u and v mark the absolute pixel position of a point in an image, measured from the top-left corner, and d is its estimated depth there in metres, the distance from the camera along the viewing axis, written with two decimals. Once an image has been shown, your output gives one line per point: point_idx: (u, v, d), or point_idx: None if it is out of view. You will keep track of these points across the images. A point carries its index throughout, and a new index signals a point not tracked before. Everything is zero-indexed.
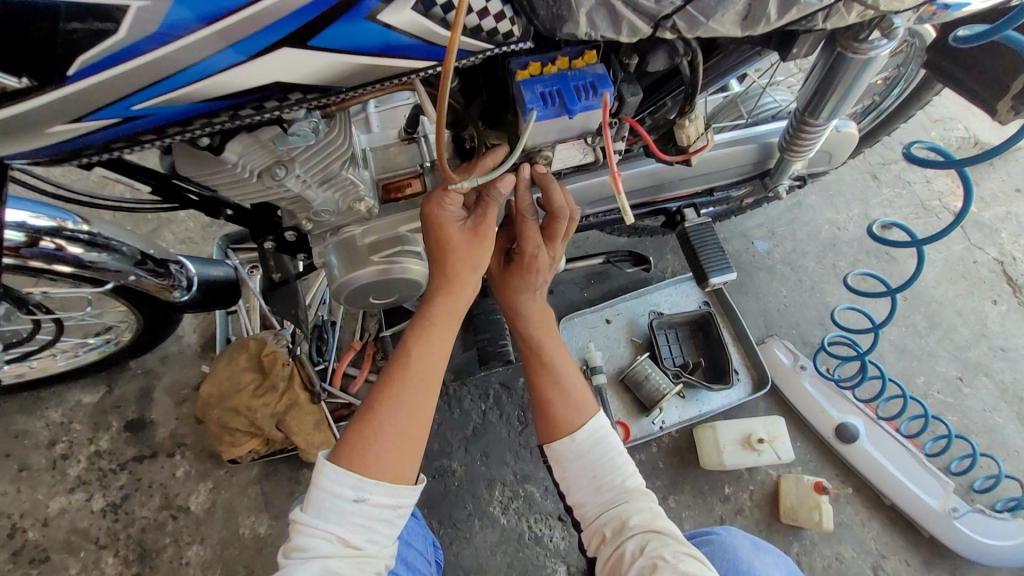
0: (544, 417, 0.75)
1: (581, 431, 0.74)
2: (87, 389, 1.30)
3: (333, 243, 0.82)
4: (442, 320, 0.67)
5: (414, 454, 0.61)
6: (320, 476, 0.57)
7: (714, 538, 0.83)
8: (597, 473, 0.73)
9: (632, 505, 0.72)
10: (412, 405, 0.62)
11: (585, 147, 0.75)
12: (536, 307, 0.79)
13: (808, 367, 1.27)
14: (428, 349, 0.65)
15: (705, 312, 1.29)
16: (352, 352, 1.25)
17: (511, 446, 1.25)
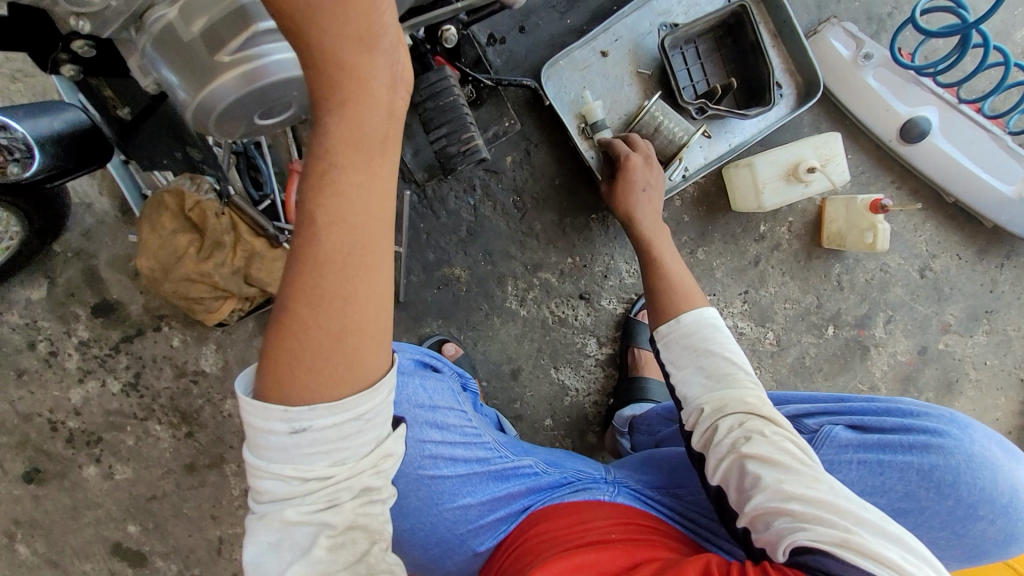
0: (657, 309, 0.75)
1: (689, 319, 0.70)
2: (29, 284, 1.14)
3: (150, 45, 0.50)
4: (346, 155, 0.43)
5: (363, 352, 0.45)
6: (249, 418, 0.43)
7: (954, 446, 0.64)
8: (705, 360, 0.66)
9: (739, 389, 0.62)
10: (343, 292, 0.44)
11: None
12: (649, 218, 0.87)
13: (873, 56, 0.95)
14: (341, 203, 0.43)
15: (737, 6, 0.92)
16: (295, 177, 1.00)
17: (515, 237, 1.09)
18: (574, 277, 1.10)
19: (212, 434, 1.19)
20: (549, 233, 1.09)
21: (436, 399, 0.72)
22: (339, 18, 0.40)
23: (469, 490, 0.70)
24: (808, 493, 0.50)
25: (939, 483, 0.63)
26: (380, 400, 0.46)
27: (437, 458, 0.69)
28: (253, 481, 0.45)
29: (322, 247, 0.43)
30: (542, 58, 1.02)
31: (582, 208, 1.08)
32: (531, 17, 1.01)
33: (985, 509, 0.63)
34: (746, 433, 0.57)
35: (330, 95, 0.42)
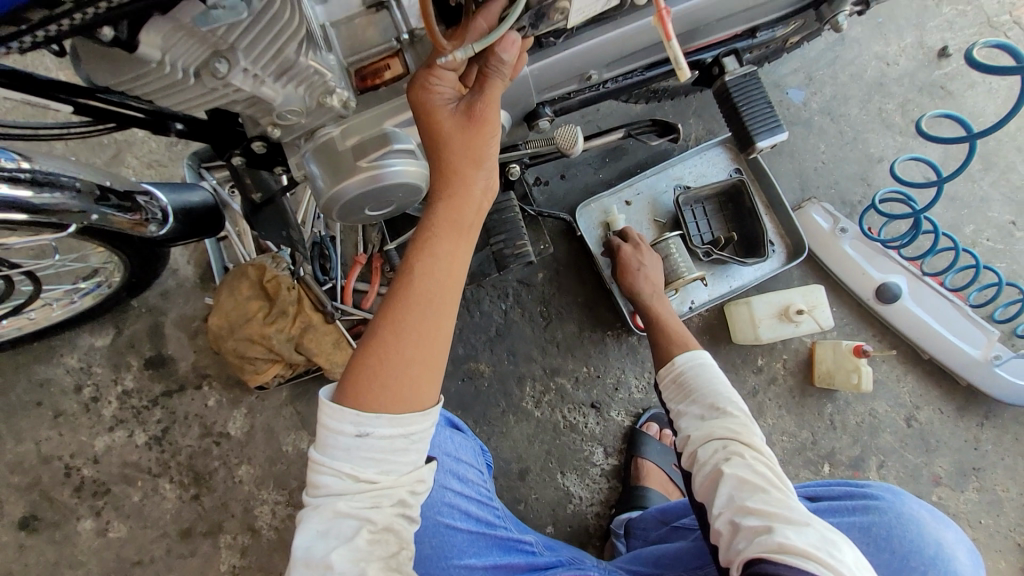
0: (658, 352, 0.89)
1: (682, 360, 0.83)
2: (96, 332, 1.25)
3: (311, 150, 0.69)
4: (444, 230, 0.57)
5: (428, 384, 0.55)
6: (325, 418, 0.53)
7: (880, 504, 0.72)
8: (705, 399, 0.76)
9: (727, 421, 0.72)
10: (421, 332, 0.55)
11: None
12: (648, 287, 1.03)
13: (848, 229, 1.16)
14: (433, 262, 0.56)
15: (736, 180, 1.16)
16: (358, 267, 1.17)
17: (538, 342, 1.22)
18: (587, 386, 1.21)
19: (218, 499, 1.20)
20: (569, 342, 1.22)
21: (461, 453, 0.77)
22: (466, 138, 0.56)
23: (475, 550, 0.72)
24: (766, 508, 0.60)
25: (875, 537, 0.70)
26: (428, 425, 0.56)
27: (454, 510, 0.72)
28: (313, 475, 0.54)
29: (412, 293, 0.55)
30: (576, 200, 1.25)
31: (599, 325, 1.22)
32: (571, 170, 1.26)
33: (918, 561, 0.68)
34: (726, 453, 0.69)
35: (443, 186, 0.58)
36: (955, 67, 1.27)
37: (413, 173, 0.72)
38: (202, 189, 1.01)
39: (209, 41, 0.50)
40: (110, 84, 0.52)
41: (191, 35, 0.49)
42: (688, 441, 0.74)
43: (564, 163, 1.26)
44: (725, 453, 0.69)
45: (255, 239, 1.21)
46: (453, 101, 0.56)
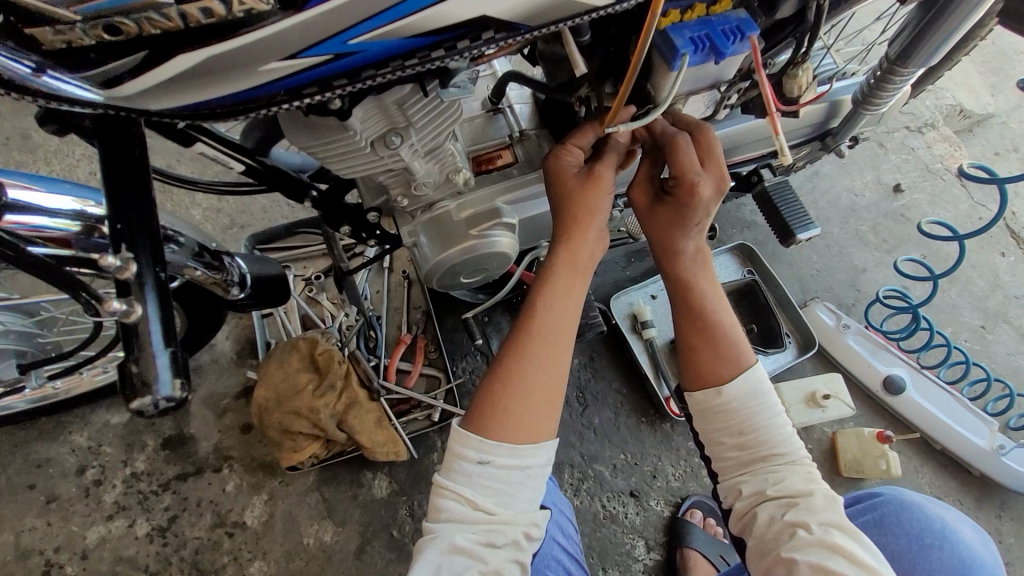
0: (691, 364, 0.71)
1: (734, 386, 0.68)
2: (114, 409, 1.19)
3: (424, 222, 0.78)
4: (562, 268, 0.65)
5: (549, 414, 0.60)
6: (454, 443, 0.59)
7: (884, 500, 0.79)
8: (747, 433, 0.68)
9: (782, 470, 0.67)
10: (540, 359, 0.61)
11: (712, 102, 0.72)
12: (694, 249, 0.73)
13: (851, 326, 1.30)
14: (551, 300, 0.64)
15: (750, 280, 1.31)
16: (403, 346, 1.20)
17: (575, 428, 1.24)
18: (625, 473, 1.21)
19: None
20: (606, 429, 1.24)
21: (564, 507, 0.74)
22: (585, 192, 0.65)
23: None
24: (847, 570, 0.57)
25: (888, 526, 0.76)
26: (542, 460, 0.59)
27: (560, 566, 0.67)
28: (435, 500, 0.58)
29: (539, 326, 0.62)
30: (607, 293, 1.36)
31: (633, 412, 1.26)
32: (601, 267, 1.39)
33: (931, 537, 0.74)
34: (788, 528, 0.62)
35: (567, 230, 0.66)
36: (909, 199, 1.55)
37: (507, 244, 0.79)
38: (274, 262, 1.05)
39: (391, 119, 0.61)
40: (305, 145, 0.60)
41: (383, 113, 0.60)
42: (737, 497, 0.68)
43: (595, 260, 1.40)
44: (787, 527, 0.63)
45: (302, 316, 1.24)
46: (579, 167, 0.67)
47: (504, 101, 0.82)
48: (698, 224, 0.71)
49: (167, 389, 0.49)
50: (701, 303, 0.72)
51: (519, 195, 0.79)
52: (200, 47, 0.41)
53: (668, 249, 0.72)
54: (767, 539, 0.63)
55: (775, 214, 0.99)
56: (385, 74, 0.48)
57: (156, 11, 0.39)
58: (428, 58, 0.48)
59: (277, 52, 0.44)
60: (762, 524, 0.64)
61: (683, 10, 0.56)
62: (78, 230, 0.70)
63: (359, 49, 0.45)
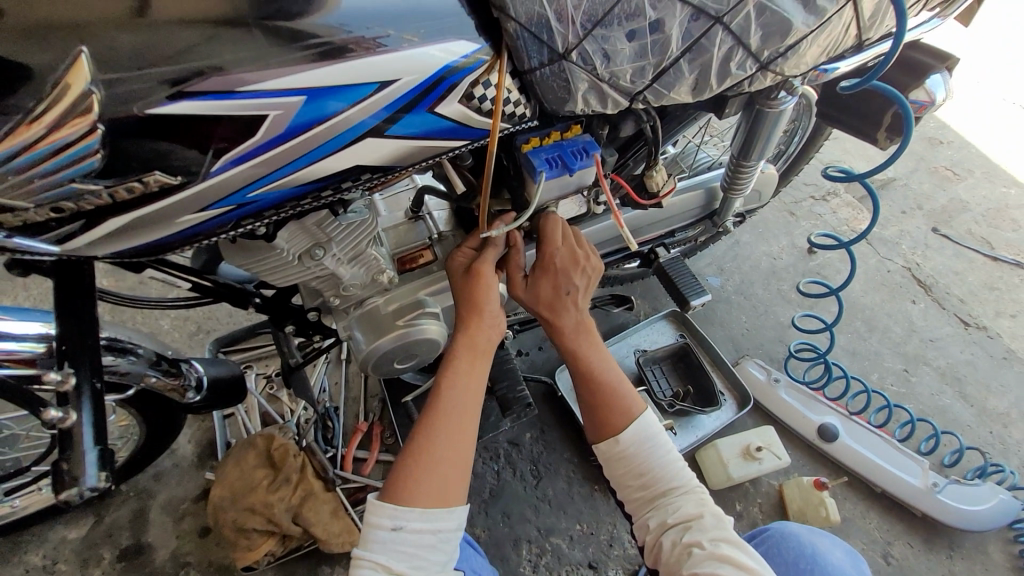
0: (592, 420, 0.79)
1: (627, 434, 0.76)
2: (71, 523, 1.20)
3: (357, 317, 0.88)
4: (463, 354, 0.75)
5: (459, 481, 0.68)
6: (369, 515, 0.65)
7: (771, 534, 0.93)
8: (646, 474, 0.75)
9: (679, 499, 0.74)
10: (445, 433, 0.69)
11: (582, 201, 0.87)
12: (574, 317, 0.83)
13: (781, 379, 1.40)
14: (455, 381, 0.73)
15: (683, 343, 1.42)
16: (359, 433, 1.26)
17: (530, 501, 1.27)
18: (583, 544, 1.22)
19: None
20: (560, 499, 1.28)
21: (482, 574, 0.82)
22: (475, 287, 0.78)
23: None
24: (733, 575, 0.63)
25: (771, 554, 0.90)
26: (452, 523, 0.66)
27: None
28: (353, 570, 0.63)
29: (444, 404, 0.71)
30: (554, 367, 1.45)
31: (586, 480, 1.30)
32: (547, 342, 1.49)
33: (804, 562, 0.86)
34: (686, 548, 0.69)
35: (465, 321, 0.77)
36: (823, 259, 1.71)
37: (433, 330, 0.90)
38: (231, 363, 1.14)
39: (314, 236, 0.74)
40: (241, 264, 0.72)
41: (305, 232, 0.73)
42: (647, 531, 0.74)
43: (541, 336, 1.50)
44: (685, 547, 0.69)
45: (262, 413, 1.30)
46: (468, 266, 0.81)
47: (425, 210, 0.96)
48: (570, 293, 0.83)
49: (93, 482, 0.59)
50: (590, 366, 0.81)
51: (439, 288, 0.91)
52: (140, 207, 0.55)
53: (554, 323, 0.82)
54: (672, 562, 0.69)
55: (673, 286, 1.12)
56: (285, 212, 0.63)
57: (89, 192, 0.52)
58: (318, 197, 0.63)
59: (193, 206, 0.58)
60: (666, 549, 0.71)
61: (541, 136, 0.72)
62: (43, 350, 0.78)
63: (258, 198, 0.60)
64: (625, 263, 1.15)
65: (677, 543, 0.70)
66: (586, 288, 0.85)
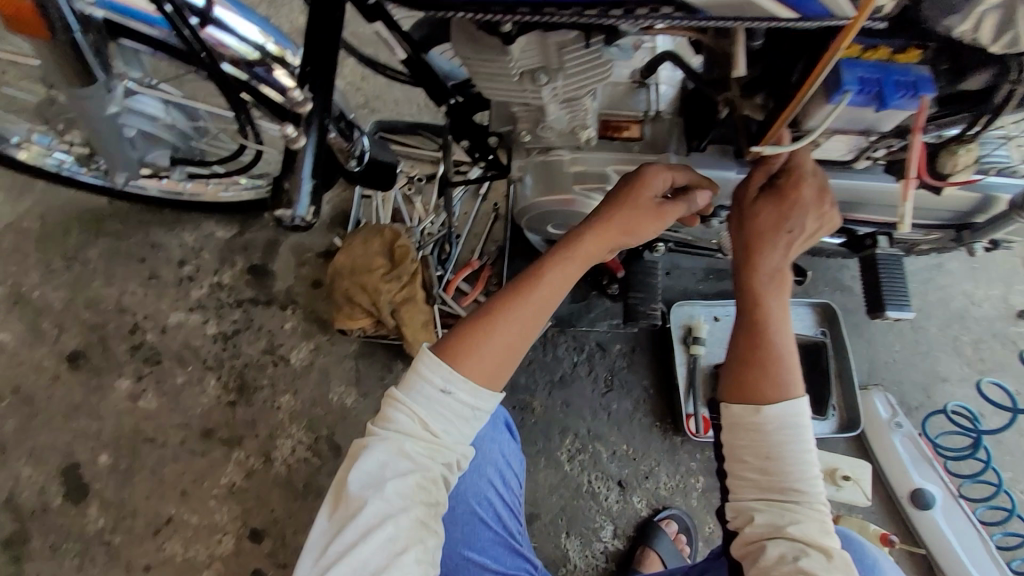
0: (738, 378, 0.73)
1: (772, 409, 0.70)
2: (221, 224, 1.37)
3: (534, 163, 0.83)
4: (578, 260, 0.72)
5: (511, 362, 0.68)
6: (423, 365, 0.67)
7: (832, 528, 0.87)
8: (771, 458, 0.70)
9: (801, 514, 0.68)
10: (524, 324, 0.69)
11: (855, 146, 0.72)
12: (774, 266, 0.74)
13: (903, 426, 1.26)
14: (557, 279, 0.70)
15: (820, 340, 1.27)
16: (470, 268, 1.29)
17: (592, 403, 1.29)
18: (621, 463, 1.25)
19: (250, 415, 1.24)
20: (619, 416, 1.29)
21: (511, 460, 0.92)
22: (637, 215, 0.72)
23: (493, 552, 0.86)
24: None
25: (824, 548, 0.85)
26: (488, 403, 0.68)
27: (490, 506, 0.87)
28: (388, 410, 0.66)
29: (529, 295, 0.70)
30: (672, 297, 1.37)
31: (651, 413, 1.29)
32: (677, 270, 1.39)
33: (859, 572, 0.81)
34: (796, 572, 0.64)
35: (600, 229, 0.72)
36: None
37: None
38: (390, 149, 1.14)
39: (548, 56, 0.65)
40: (465, 56, 0.66)
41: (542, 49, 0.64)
42: (748, 523, 0.71)
43: (674, 261, 1.39)
44: (794, 570, 0.64)
45: (395, 208, 1.35)
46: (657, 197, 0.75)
47: (653, 77, 0.81)
48: (787, 239, 0.73)
49: (304, 211, 0.70)
50: (767, 323, 0.73)
51: (630, 171, 0.82)
52: None
53: (753, 262, 0.74)
54: (771, 573, 0.66)
55: (874, 284, 0.95)
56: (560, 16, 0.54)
57: None
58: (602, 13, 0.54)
59: None
60: (769, 558, 0.66)
61: (869, 48, 0.58)
62: (250, 59, 0.80)
63: None
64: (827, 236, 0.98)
65: (783, 559, 0.66)
66: (806, 242, 0.75)
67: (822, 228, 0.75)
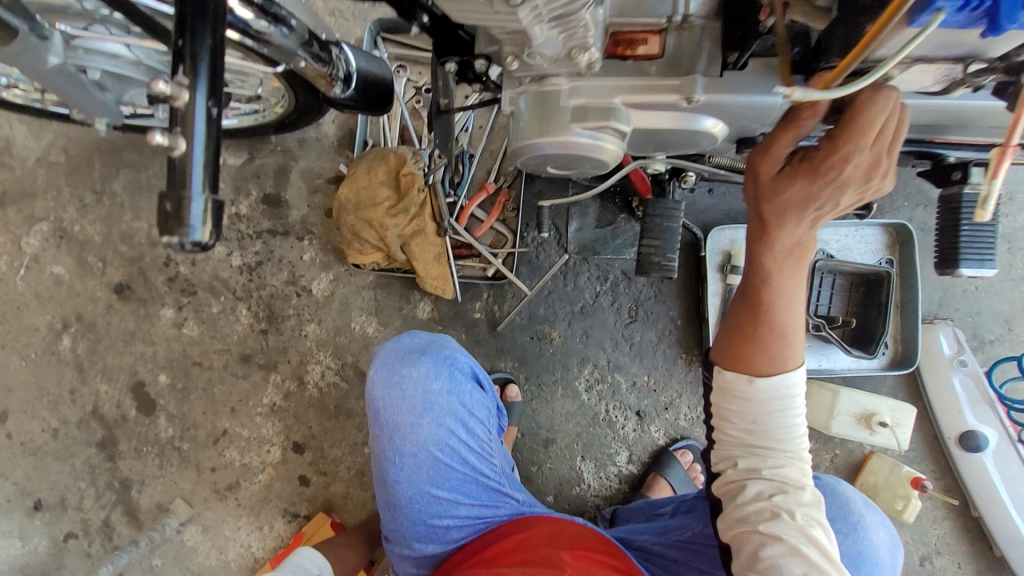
0: (735, 346, 0.69)
1: (766, 382, 0.67)
2: (232, 151, 1.32)
3: (530, 94, 0.68)
4: None
5: None
6: None
7: (823, 482, 0.86)
8: (758, 423, 0.68)
9: (785, 460, 0.67)
10: None
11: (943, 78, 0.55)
12: (793, 240, 0.64)
13: (967, 365, 1.12)
14: None
15: (883, 270, 1.11)
16: (484, 195, 1.18)
17: (613, 334, 1.24)
18: (641, 393, 1.23)
19: (282, 342, 1.31)
20: (642, 347, 1.23)
21: (477, 411, 0.95)
22: None
23: (463, 488, 0.93)
24: (820, 564, 0.61)
25: None
26: None
27: (454, 452, 0.92)
28: None
29: None
30: (712, 219, 1.22)
31: (677, 344, 1.23)
32: (721, 188, 1.22)
33: (841, 524, 0.81)
34: (772, 509, 0.65)
35: None
36: None
37: (608, 150, 0.70)
38: (386, 64, 1.01)
39: None
40: None
41: None
42: (731, 467, 0.70)
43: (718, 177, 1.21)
44: (772, 508, 0.65)
45: (402, 127, 1.24)
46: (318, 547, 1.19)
47: None
48: (815, 213, 0.62)
49: (198, 236, 0.45)
50: (773, 298, 0.67)
51: (643, 102, 0.66)
52: None
53: (769, 234, 0.64)
54: (749, 510, 0.66)
55: (950, 232, 0.84)
56: None
57: None
58: None
59: None
60: (746, 497, 0.67)
61: None
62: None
63: None
64: (913, 160, 0.81)
65: (760, 497, 0.66)
66: (837, 213, 0.64)
67: (866, 195, 0.63)
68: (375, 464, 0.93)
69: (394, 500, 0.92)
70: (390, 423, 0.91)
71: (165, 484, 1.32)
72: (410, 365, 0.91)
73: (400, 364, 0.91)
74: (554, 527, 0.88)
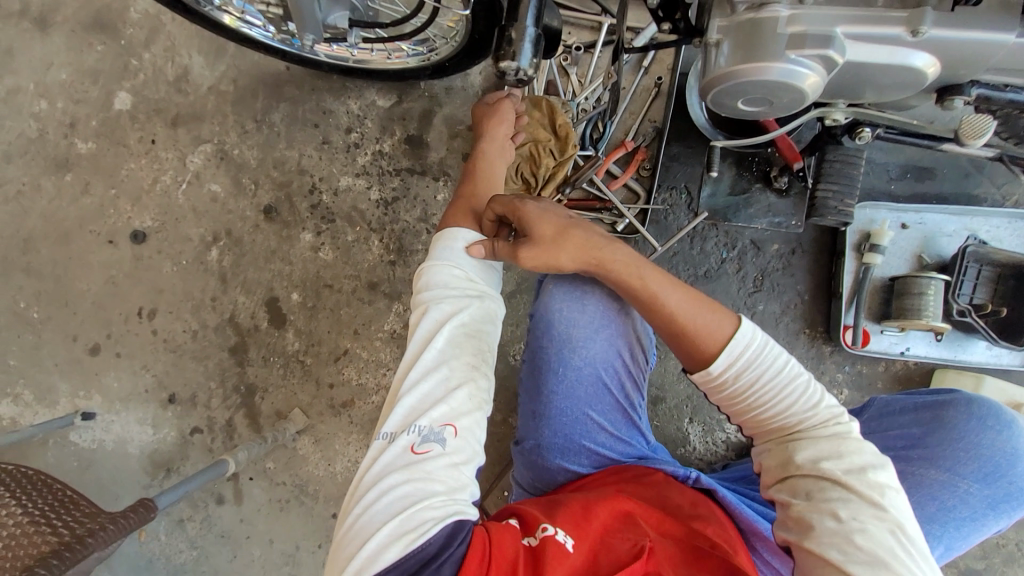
0: (684, 351, 0.81)
1: (719, 366, 0.79)
2: (382, 93, 1.43)
3: (741, 22, 0.71)
4: None
5: None
6: None
7: (957, 395, 0.95)
8: (761, 403, 0.79)
9: (814, 433, 0.76)
10: None
11: None
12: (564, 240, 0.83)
13: None
14: None
15: None
16: (622, 151, 1.21)
17: (736, 301, 1.23)
18: None
19: (408, 274, 1.39)
20: (765, 318, 1.23)
21: (641, 342, 0.95)
22: None
23: (611, 417, 0.94)
24: (855, 512, 0.69)
25: (950, 409, 0.93)
26: None
27: (614, 376, 0.94)
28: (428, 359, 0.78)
29: None
30: None
31: (801, 319, 1.22)
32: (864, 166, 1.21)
33: (992, 421, 0.91)
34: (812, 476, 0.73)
35: None
36: None
37: (811, 82, 0.71)
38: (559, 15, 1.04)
39: None
40: None
41: None
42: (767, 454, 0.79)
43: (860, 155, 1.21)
44: (811, 477, 0.73)
45: (548, 80, 1.29)
46: None
47: None
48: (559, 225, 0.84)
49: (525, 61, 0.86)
50: (648, 292, 0.82)
51: (863, 34, 0.68)
52: None
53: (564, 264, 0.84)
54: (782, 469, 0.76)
55: None
56: None
57: None
58: None
59: None
60: (786, 466, 0.76)
61: None
62: None
63: None
64: None
65: (790, 461, 0.76)
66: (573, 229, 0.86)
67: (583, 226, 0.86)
68: (533, 370, 0.95)
69: (544, 408, 0.93)
70: (562, 335, 0.92)
71: (286, 393, 1.43)
72: (588, 285, 0.91)
73: (578, 283, 0.92)
74: (647, 482, 0.87)
